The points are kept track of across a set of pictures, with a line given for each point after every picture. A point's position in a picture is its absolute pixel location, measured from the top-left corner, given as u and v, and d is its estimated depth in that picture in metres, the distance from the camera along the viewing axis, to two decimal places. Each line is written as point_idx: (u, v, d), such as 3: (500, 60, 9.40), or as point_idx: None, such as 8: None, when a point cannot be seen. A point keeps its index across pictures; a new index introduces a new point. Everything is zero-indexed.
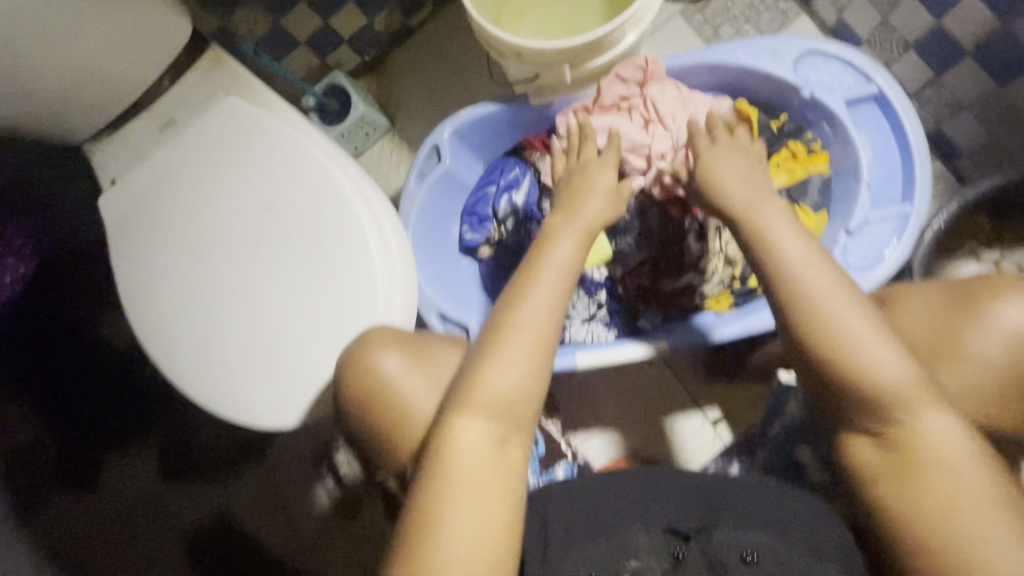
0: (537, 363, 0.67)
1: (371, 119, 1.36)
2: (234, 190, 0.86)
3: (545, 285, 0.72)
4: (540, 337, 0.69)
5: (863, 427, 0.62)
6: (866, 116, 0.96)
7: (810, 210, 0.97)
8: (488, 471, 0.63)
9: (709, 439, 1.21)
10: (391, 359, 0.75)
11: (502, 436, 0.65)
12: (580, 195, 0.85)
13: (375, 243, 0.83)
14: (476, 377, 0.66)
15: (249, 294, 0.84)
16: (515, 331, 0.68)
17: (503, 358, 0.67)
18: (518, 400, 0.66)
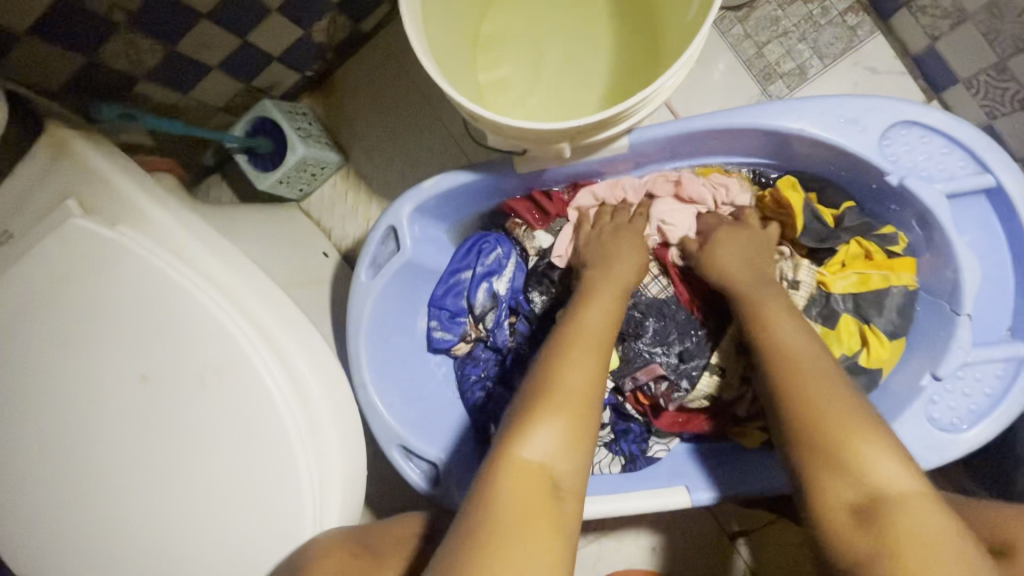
0: (587, 416, 0.55)
1: (318, 159, 1.07)
2: (96, 353, 0.60)
3: (585, 343, 0.62)
4: (587, 389, 0.57)
5: (845, 501, 0.52)
6: (972, 215, 0.71)
7: (884, 334, 0.75)
8: (538, 525, 0.48)
9: (725, 559, 1.02)
10: None
11: (556, 493, 0.51)
12: (609, 257, 0.79)
13: (300, 425, 0.60)
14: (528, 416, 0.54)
15: (131, 498, 0.61)
16: (558, 380, 0.57)
17: (546, 411, 0.54)
18: (572, 460, 0.53)
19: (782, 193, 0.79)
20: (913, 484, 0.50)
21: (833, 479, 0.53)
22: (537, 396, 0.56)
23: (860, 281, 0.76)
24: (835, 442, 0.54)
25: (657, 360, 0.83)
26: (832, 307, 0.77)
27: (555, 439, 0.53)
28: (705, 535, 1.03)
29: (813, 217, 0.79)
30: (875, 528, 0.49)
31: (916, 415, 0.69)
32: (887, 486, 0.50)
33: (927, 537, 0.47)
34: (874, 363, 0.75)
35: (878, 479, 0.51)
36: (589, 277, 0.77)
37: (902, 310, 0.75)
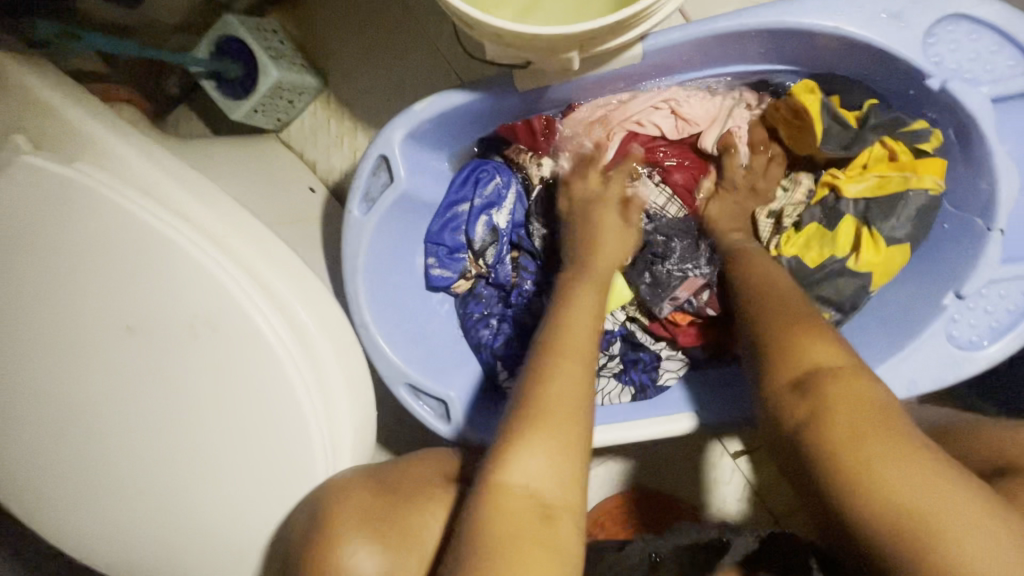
0: (575, 423, 0.53)
1: (293, 83, 0.97)
2: (70, 306, 0.56)
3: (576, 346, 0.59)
4: (572, 403, 0.54)
5: (790, 373, 0.54)
6: (1015, 121, 0.65)
7: (882, 238, 0.71)
8: (531, 543, 0.47)
9: (728, 472, 1.05)
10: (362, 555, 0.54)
11: (550, 501, 0.49)
12: (596, 242, 0.73)
13: (304, 375, 0.57)
14: (533, 412, 0.53)
15: (132, 451, 0.59)
16: (544, 390, 0.54)
17: (534, 427, 0.52)
18: (559, 479, 0.50)
19: (796, 95, 0.73)
20: (846, 361, 0.53)
21: (775, 367, 0.55)
22: (528, 411, 0.53)
23: (878, 185, 0.73)
24: (788, 335, 0.57)
25: (693, 275, 0.80)
26: (837, 209, 0.74)
27: (550, 448, 0.51)
28: (707, 456, 1.06)
29: (831, 117, 0.73)
30: (812, 394, 0.51)
31: (935, 335, 0.68)
32: (827, 364, 0.53)
33: (857, 399, 0.49)
34: (864, 267, 0.71)
35: (815, 362, 0.53)
36: (564, 279, 0.70)
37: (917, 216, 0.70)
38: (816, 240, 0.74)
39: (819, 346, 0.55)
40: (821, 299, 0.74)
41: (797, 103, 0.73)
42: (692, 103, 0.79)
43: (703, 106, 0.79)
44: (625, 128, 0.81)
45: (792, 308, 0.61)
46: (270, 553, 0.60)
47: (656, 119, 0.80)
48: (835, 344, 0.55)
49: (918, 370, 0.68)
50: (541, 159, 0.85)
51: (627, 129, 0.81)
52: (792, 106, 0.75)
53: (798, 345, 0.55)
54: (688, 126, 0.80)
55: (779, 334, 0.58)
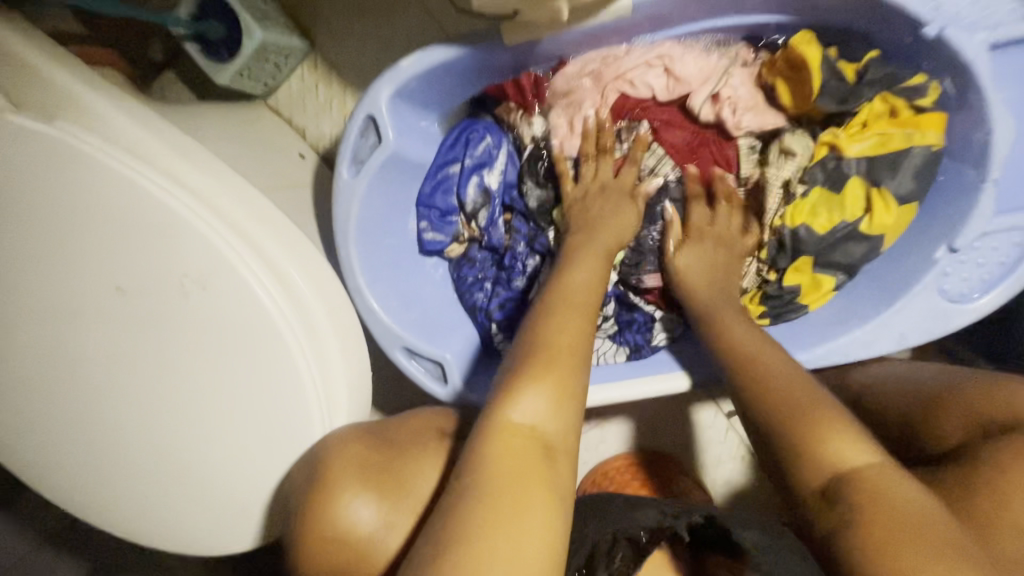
0: (575, 373, 0.54)
1: (279, 45, 0.95)
2: (60, 268, 0.56)
3: (579, 300, 0.61)
4: (574, 349, 0.56)
5: (816, 482, 0.52)
6: (1013, 68, 0.64)
7: (893, 199, 0.70)
8: (531, 480, 0.47)
9: (722, 430, 1.08)
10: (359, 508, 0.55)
11: (548, 442, 0.50)
12: (602, 222, 0.75)
13: (297, 333, 0.58)
14: (537, 355, 0.54)
15: (131, 411, 0.60)
16: (547, 336, 0.56)
17: (537, 366, 0.53)
18: (559, 420, 0.52)
19: (797, 48, 0.70)
20: (871, 462, 0.51)
21: (806, 467, 0.53)
22: (532, 353, 0.54)
23: (880, 142, 0.71)
24: (804, 423, 0.54)
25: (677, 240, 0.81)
26: (841, 170, 0.72)
27: (550, 386, 0.52)
28: (702, 416, 1.08)
29: (831, 72, 0.71)
30: (843, 504, 0.49)
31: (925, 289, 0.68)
32: (850, 467, 0.51)
33: (895, 507, 0.47)
34: (877, 230, 0.71)
35: (842, 464, 0.51)
36: (572, 245, 0.72)
37: (920, 172, 0.70)
38: (823, 205, 0.73)
39: (836, 434, 0.53)
40: (834, 263, 0.75)
41: (800, 57, 0.70)
42: (684, 60, 0.76)
43: (697, 64, 0.77)
44: (616, 87, 0.80)
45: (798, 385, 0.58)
46: (270, 507, 0.62)
47: (648, 79, 0.78)
48: (859, 439, 0.52)
49: (906, 323, 0.70)
50: (530, 116, 0.85)
51: (617, 87, 0.80)
52: (788, 62, 0.72)
53: (816, 438, 0.53)
54: (679, 86, 0.78)
55: (790, 427, 0.55)
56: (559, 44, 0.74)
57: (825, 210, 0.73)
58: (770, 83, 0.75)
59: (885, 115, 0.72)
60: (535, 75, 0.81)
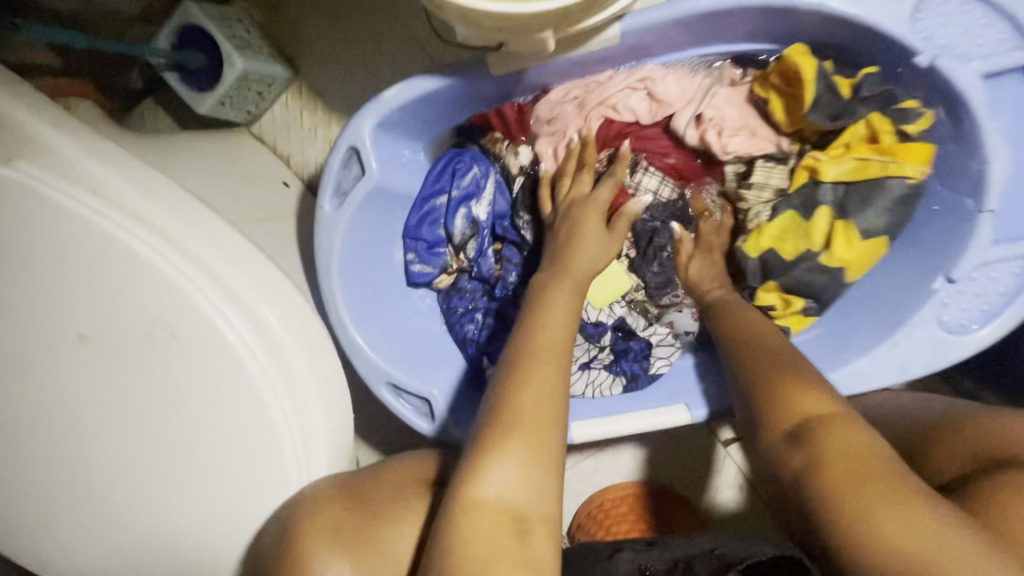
0: (552, 429, 0.51)
1: (261, 73, 0.93)
2: (17, 318, 0.52)
3: (552, 345, 0.57)
4: (546, 406, 0.52)
5: (782, 426, 0.55)
6: (1006, 97, 0.62)
7: (859, 234, 0.70)
8: (502, 562, 0.45)
9: (719, 460, 1.06)
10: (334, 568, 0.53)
11: (524, 507, 0.48)
12: (570, 247, 0.69)
13: (273, 382, 0.55)
14: (506, 417, 0.51)
15: (94, 466, 0.56)
16: (520, 395, 0.52)
17: (506, 433, 0.50)
18: (535, 485, 0.49)
19: (790, 58, 0.68)
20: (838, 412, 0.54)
21: (772, 414, 0.57)
22: (502, 415, 0.51)
23: (858, 169, 0.70)
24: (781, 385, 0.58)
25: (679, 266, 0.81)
26: (814, 196, 0.72)
27: (527, 444, 0.49)
28: (698, 445, 1.06)
29: (826, 86, 0.68)
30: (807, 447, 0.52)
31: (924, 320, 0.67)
32: (818, 414, 0.54)
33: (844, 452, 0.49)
34: (838, 263, 0.71)
35: (804, 414, 0.54)
36: (539, 281, 0.67)
37: (893, 206, 0.70)
38: (790, 233, 0.73)
39: (802, 392, 0.56)
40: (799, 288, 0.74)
41: (795, 69, 0.68)
42: (667, 83, 0.75)
43: (680, 85, 0.76)
44: (600, 112, 0.78)
45: (772, 356, 0.63)
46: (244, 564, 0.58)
47: (631, 102, 0.77)
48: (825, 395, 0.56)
49: (908, 356, 0.68)
50: (519, 143, 0.84)
51: (604, 112, 0.78)
52: (782, 75, 0.70)
53: (789, 397, 0.56)
54: (662, 108, 0.78)
55: (760, 385, 0.60)
56: (543, 70, 0.73)
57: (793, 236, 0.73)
58: (763, 97, 0.74)
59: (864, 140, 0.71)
60: (519, 104, 0.80)
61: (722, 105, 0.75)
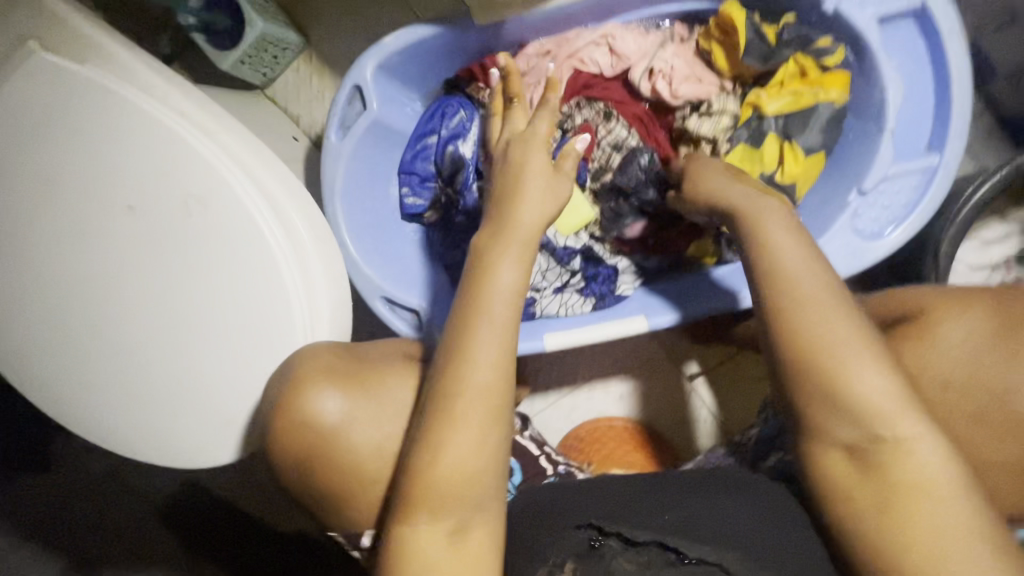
0: (498, 414, 0.55)
1: (278, 37, 1.06)
2: (76, 190, 0.63)
3: (495, 328, 0.56)
4: (489, 397, 0.54)
5: (841, 439, 0.54)
6: (899, 39, 0.76)
7: (801, 152, 0.81)
8: (453, 551, 0.53)
9: (686, 394, 1.15)
10: (329, 397, 0.64)
11: (469, 502, 0.54)
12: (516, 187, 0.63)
13: (284, 251, 0.65)
14: (448, 413, 0.54)
15: (131, 323, 0.66)
16: (465, 389, 0.54)
17: (449, 427, 0.53)
18: (477, 473, 0.54)
19: (727, 13, 0.80)
20: (890, 396, 0.51)
21: (814, 385, 0.53)
22: (443, 407, 0.54)
23: (794, 100, 0.81)
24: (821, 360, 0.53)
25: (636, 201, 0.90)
26: (762, 127, 0.82)
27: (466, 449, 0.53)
28: (665, 380, 1.16)
29: (755, 34, 0.80)
30: (868, 464, 0.53)
31: (842, 227, 0.78)
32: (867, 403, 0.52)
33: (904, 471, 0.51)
34: (789, 179, 0.81)
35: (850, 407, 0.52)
36: (480, 241, 0.61)
37: (826, 126, 0.80)
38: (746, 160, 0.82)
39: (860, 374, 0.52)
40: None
41: (727, 20, 0.80)
42: (624, 37, 0.88)
43: (637, 41, 0.88)
44: (570, 64, 0.90)
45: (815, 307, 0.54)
46: (256, 414, 0.68)
47: (596, 56, 0.89)
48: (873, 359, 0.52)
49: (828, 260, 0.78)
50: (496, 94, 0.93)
51: (572, 63, 0.90)
52: (720, 28, 0.83)
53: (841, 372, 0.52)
54: (621, 62, 0.89)
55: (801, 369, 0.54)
56: (520, 19, 0.85)
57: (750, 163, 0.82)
58: (707, 50, 0.86)
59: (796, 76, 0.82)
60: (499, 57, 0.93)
61: (670, 59, 0.87)
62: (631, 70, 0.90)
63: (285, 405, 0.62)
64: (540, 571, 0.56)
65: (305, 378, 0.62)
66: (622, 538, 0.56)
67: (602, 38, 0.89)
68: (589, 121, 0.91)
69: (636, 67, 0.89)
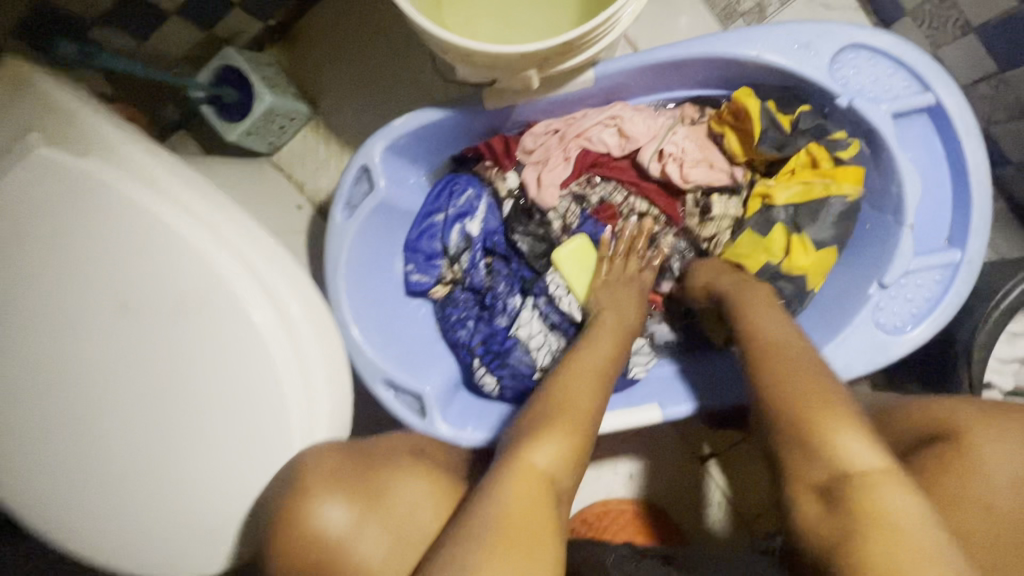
0: (591, 424, 0.63)
1: (286, 109, 1.07)
2: (67, 287, 0.60)
3: (596, 365, 0.70)
4: (591, 408, 0.64)
5: (815, 486, 0.51)
6: (915, 134, 0.75)
7: (811, 243, 0.79)
8: (538, 526, 0.52)
9: (699, 477, 1.10)
10: (336, 508, 0.56)
11: (541, 508, 0.53)
12: (619, 295, 0.84)
13: (286, 355, 0.62)
14: (561, 405, 0.63)
15: (117, 426, 0.63)
16: (572, 396, 0.64)
17: (556, 419, 0.61)
18: (564, 468, 0.58)
19: (740, 101, 0.80)
20: (878, 465, 0.50)
21: (801, 457, 0.53)
22: (551, 404, 0.63)
23: (804, 191, 0.79)
24: (803, 425, 0.54)
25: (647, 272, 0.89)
26: (769, 215, 0.81)
27: (553, 449, 0.58)
28: (677, 461, 1.11)
29: (770, 123, 0.80)
30: (841, 513, 0.49)
31: (864, 321, 0.75)
32: (854, 470, 0.50)
33: (890, 527, 0.46)
34: (797, 271, 0.79)
35: (848, 465, 0.50)
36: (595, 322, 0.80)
37: (836, 221, 0.78)
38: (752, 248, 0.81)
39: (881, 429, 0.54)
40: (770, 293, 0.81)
41: (742, 108, 0.80)
42: (633, 121, 0.87)
43: (646, 124, 0.87)
44: (578, 144, 0.89)
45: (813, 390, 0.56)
46: (247, 521, 0.64)
47: (604, 137, 0.88)
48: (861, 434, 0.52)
49: (851, 355, 0.75)
50: (506, 173, 0.93)
51: (581, 145, 0.89)
52: (733, 114, 0.82)
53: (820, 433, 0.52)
54: (631, 143, 0.88)
55: (797, 427, 0.54)
56: (530, 102, 0.85)
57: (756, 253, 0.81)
58: (719, 131, 0.85)
59: (807, 166, 0.80)
60: (506, 136, 0.92)
61: (681, 141, 0.86)
62: (639, 155, 0.88)
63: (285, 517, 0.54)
64: None
65: (312, 485, 0.55)
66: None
67: (611, 121, 0.87)
68: (605, 197, 0.92)
69: (643, 150, 0.88)
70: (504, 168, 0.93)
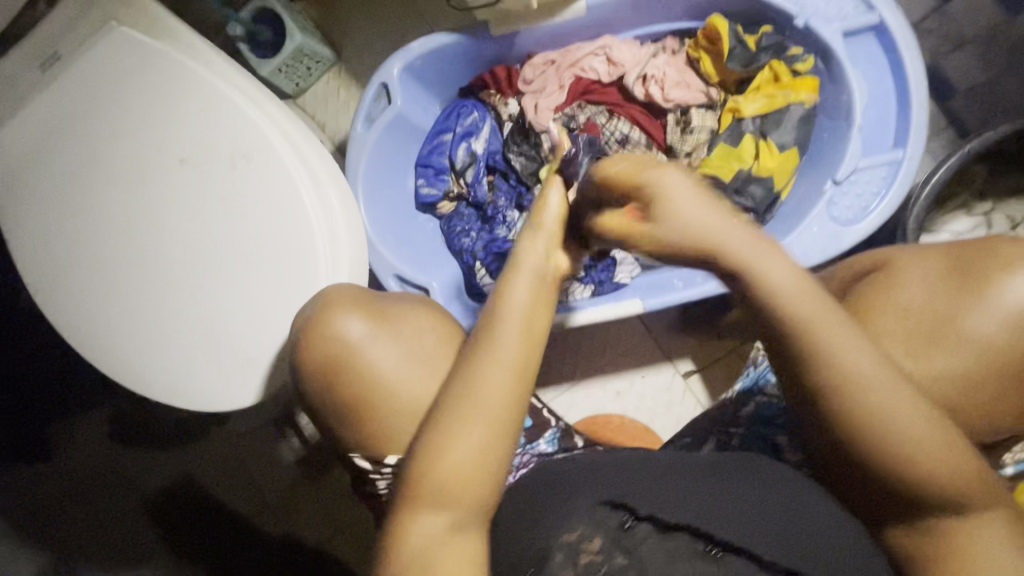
0: (469, 493, 0.52)
1: (313, 50, 1.19)
2: (140, 147, 0.73)
3: (481, 406, 0.52)
4: (468, 472, 0.52)
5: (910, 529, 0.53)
6: (863, 50, 0.86)
7: (776, 147, 0.90)
8: None
9: (679, 392, 1.16)
10: (356, 322, 0.67)
11: (470, 500, 0.52)
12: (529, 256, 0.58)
13: (316, 211, 0.72)
14: (425, 471, 0.52)
15: (171, 268, 0.74)
16: (441, 461, 0.52)
17: (422, 499, 0.52)
18: (446, 553, 0.51)
19: (712, 24, 0.92)
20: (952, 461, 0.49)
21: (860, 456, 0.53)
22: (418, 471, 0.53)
23: (769, 102, 0.91)
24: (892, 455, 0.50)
25: None
26: (740, 126, 0.92)
27: (474, 452, 0.52)
28: (660, 376, 1.17)
29: (737, 42, 0.91)
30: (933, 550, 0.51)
31: (819, 213, 0.85)
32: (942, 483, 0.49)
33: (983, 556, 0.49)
34: (765, 172, 0.90)
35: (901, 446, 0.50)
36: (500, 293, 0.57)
37: (798, 125, 0.90)
38: (725, 156, 0.91)
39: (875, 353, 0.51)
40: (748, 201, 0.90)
41: (712, 29, 0.92)
42: (620, 49, 0.99)
43: (632, 52, 0.99)
44: (572, 72, 1.00)
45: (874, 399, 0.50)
46: (278, 354, 0.74)
47: (595, 63, 0.99)
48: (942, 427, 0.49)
49: (808, 245, 0.84)
50: (507, 99, 1.04)
51: (574, 71, 1.00)
52: (706, 38, 0.93)
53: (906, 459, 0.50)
54: (618, 70, 0.99)
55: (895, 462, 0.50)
56: (530, 29, 0.96)
57: (729, 161, 0.91)
58: (696, 56, 0.96)
59: (771, 81, 0.92)
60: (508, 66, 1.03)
61: (662, 66, 0.97)
62: (624, 81, 1.00)
63: (313, 325, 0.67)
64: (565, 534, 0.53)
65: (334, 305, 0.67)
66: (655, 523, 0.53)
67: (600, 50, 0.99)
68: (591, 117, 1.01)
69: (628, 73, 0.99)
70: (505, 94, 1.04)
